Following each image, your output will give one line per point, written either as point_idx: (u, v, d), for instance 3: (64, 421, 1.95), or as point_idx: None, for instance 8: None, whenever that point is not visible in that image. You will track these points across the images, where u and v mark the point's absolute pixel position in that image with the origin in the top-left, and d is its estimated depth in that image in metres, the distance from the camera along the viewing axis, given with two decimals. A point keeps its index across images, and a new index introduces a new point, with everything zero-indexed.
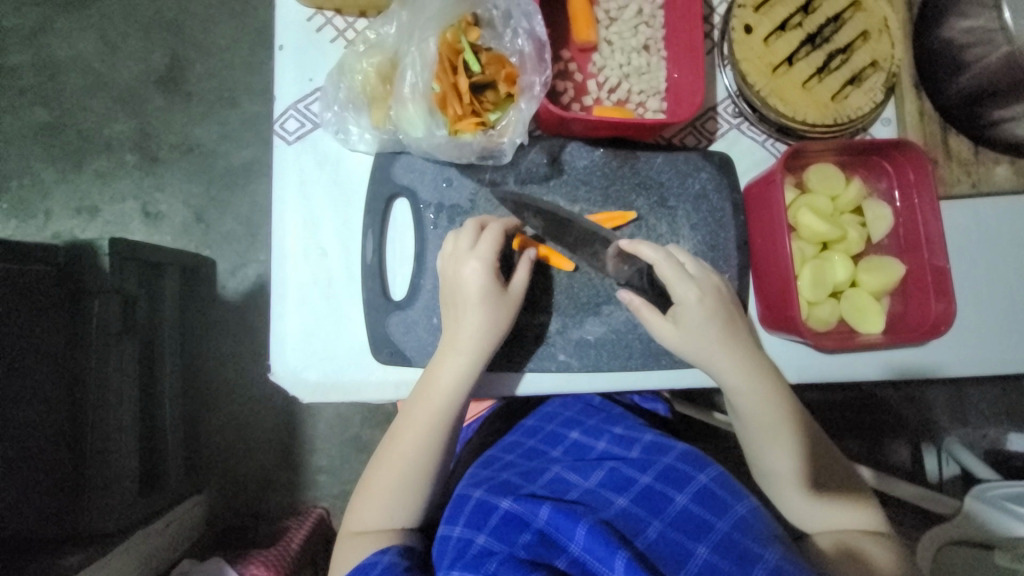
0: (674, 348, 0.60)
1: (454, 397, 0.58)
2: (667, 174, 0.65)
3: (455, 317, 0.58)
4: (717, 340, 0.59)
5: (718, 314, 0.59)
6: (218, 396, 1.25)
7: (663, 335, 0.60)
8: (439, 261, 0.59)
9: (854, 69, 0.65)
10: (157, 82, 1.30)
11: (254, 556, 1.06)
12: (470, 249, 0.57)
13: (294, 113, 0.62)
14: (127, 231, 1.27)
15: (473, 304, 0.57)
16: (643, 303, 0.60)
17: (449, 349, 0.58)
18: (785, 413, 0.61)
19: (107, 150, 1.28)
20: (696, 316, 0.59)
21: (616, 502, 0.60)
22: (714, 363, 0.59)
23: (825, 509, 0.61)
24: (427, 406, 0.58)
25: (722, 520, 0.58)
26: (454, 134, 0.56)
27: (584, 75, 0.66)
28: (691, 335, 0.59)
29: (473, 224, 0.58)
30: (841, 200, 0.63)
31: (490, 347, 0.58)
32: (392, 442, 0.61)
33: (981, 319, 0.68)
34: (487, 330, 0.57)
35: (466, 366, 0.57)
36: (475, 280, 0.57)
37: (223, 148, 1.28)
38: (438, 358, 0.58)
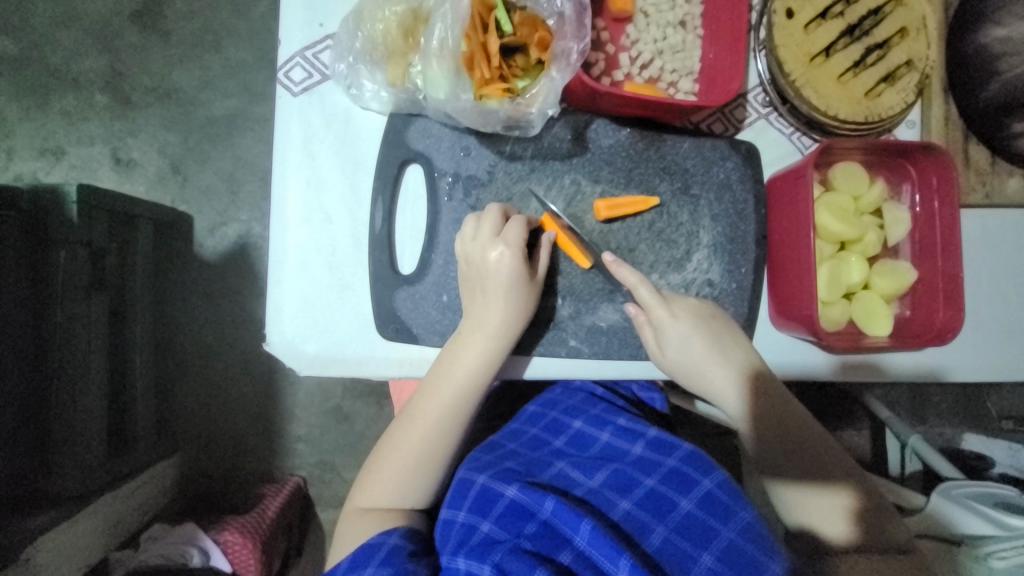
0: (664, 366, 0.61)
1: (474, 385, 0.56)
2: (692, 160, 0.63)
3: (480, 301, 0.56)
4: (701, 352, 0.59)
5: (702, 326, 0.59)
6: (193, 360, 1.19)
7: (651, 354, 0.61)
8: (459, 243, 0.56)
9: (890, 66, 0.63)
10: (132, 16, 1.18)
11: (230, 521, 1.06)
12: (494, 234, 0.55)
13: (301, 62, 0.56)
14: (95, 178, 1.18)
15: (500, 294, 0.55)
16: (642, 318, 0.59)
17: (472, 336, 0.56)
18: (763, 413, 0.60)
19: (74, 88, 1.17)
20: (674, 337, 0.58)
21: (619, 504, 0.59)
22: (696, 374, 0.60)
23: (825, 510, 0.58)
24: (448, 391, 0.57)
25: (727, 527, 0.58)
26: (480, 100, 0.52)
27: (616, 47, 0.62)
28: (675, 355, 0.60)
29: (496, 209, 0.56)
30: (863, 201, 0.63)
31: (513, 337, 0.56)
32: (405, 424, 0.59)
33: (981, 329, 0.69)
34: (511, 318, 0.56)
35: (487, 350, 0.56)
36: (501, 264, 0.54)
37: (205, 96, 1.19)
38: (456, 342, 0.56)
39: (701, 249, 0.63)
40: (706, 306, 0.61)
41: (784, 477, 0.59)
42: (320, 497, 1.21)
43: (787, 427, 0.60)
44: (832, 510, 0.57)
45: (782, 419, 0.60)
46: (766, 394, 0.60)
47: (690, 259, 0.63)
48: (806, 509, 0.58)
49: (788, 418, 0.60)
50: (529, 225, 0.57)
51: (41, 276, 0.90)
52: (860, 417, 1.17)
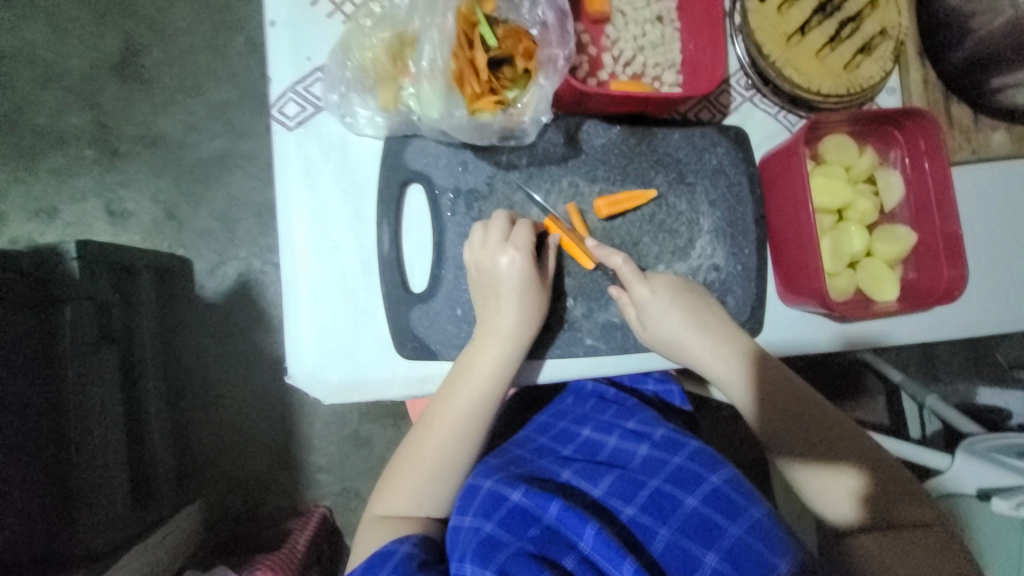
0: (649, 343, 0.61)
1: (491, 390, 0.57)
2: (684, 150, 0.64)
3: (492, 307, 0.57)
4: (683, 327, 0.59)
5: (681, 302, 0.59)
6: (206, 401, 1.19)
7: (637, 332, 0.61)
8: (467, 252, 0.57)
9: (865, 37, 0.64)
10: (112, 69, 1.19)
11: (260, 559, 1.04)
12: (503, 240, 0.56)
13: (293, 96, 0.57)
14: (91, 233, 1.18)
15: (511, 299, 0.56)
16: (624, 298, 0.59)
17: (486, 342, 0.56)
18: (768, 394, 0.59)
19: (62, 146, 1.18)
20: (656, 315, 0.58)
21: (624, 511, 0.60)
22: (681, 349, 0.60)
23: (834, 486, 0.57)
24: (465, 400, 0.57)
25: (734, 524, 0.58)
26: (473, 114, 0.53)
27: (598, 49, 0.63)
28: (658, 331, 0.60)
29: (502, 216, 0.57)
30: (855, 170, 0.64)
31: (527, 342, 0.57)
32: (422, 430, 0.60)
33: (983, 285, 0.70)
34: (523, 323, 0.56)
35: (502, 357, 0.56)
36: (512, 270, 0.55)
37: (192, 139, 1.20)
38: (472, 349, 0.57)
39: (703, 236, 0.64)
40: (682, 281, 0.61)
41: (797, 460, 0.58)
42: (348, 524, 1.20)
43: (794, 408, 0.59)
44: (847, 491, 0.57)
45: (786, 399, 0.59)
46: (767, 372, 0.60)
47: (693, 247, 0.64)
48: (824, 492, 0.57)
49: (793, 398, 0.59)
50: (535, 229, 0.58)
51: (50, 338, 0.90)
52: (873, 383, 1.18)
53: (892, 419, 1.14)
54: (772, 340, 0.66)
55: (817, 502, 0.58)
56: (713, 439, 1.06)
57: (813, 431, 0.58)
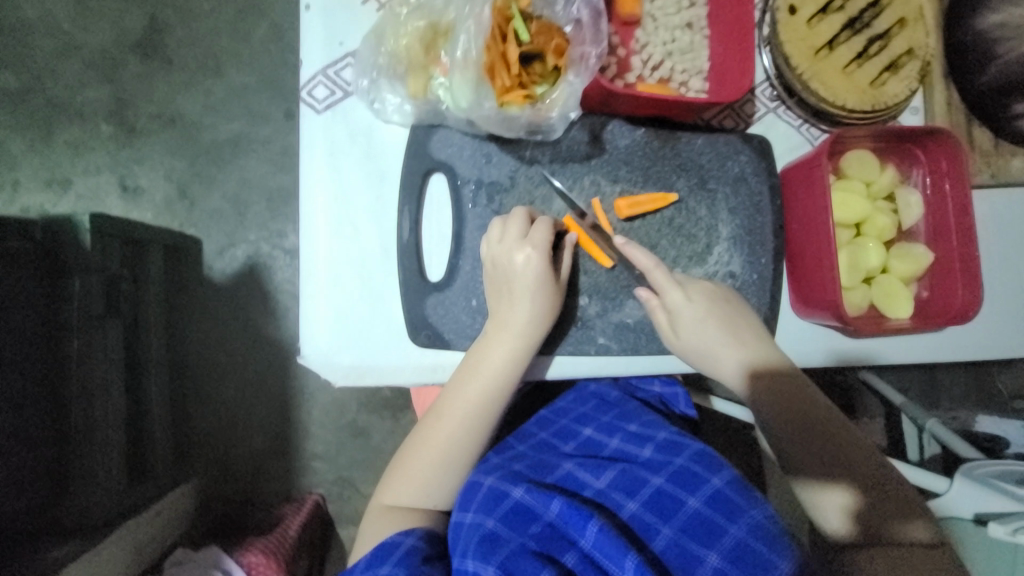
0: (677, 351, 0.62)
1: (502, 384, 0.57)
2: (707, 156, 0.64)
3: (507, 300, 0.57)
4: (716, 333, 0.60)
5: (715, 310, 0.60)
6: (207, 381, 1.19)
7: (665, 338, 0.61)
8: (484, 247, 0.57)
9: (892, 55, 0.65)
10: (135, 46, 1.20)
11: (253, 543, 1.05)
12: (521, 237, 0.56)
13: (323, 80, 0.58)
14: (103, 207, 1.19)
15: (528, 294, 0.56)
16: (654, 302, 0.60)
17: (500, 336, 0.56)
18: (780, 403, 0.60)
19: (79, 119, 1.19)
20: (690, 321, 0.59)
21: (627, 505, 0.60)
22: (712, 356, 0.61)
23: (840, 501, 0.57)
24: (475, 392, 0.57)
25: (736, 525, 0.57)
26: (502, 107, 0.53)
27: (627, 51, 0.63)
28: (687, 339, 0.60)
29: (521, 212, 0.57)
30: (875, 187, 0.64)
31: (541, 337, 0.57)
32: (432, 421, 0.60)
33: (996, 307, 0.70)
34: (537, 318, 0.56)
35: (515, 351, 0.56)
36: (528, 267, 0.55)
37: (209, 120, 1.20)
38: (486, 341, 0.57)
39: (721, 243, 0.64)
40: (716, 287, 0.61)
41: (806, 473, 0.58)
42: (341, 513, 1.20)
43: (803, 417, 0.60)
44: (847, 504, 0.57)
45: (797, 408, 0.60)
46: (781, 382, 0.61)
47: (711, 253, 0.64)
48: (824, 504, 0.58)
49: (803, 407, 0.60)
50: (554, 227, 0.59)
51: (57, 307, 0.91)
52: (872, 404, 1.18)
53: (890, 441, 1.14)
54: (784, 351, 0.67)
55: (816, 513, 0.59)
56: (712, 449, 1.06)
57: (819, 442, 0.59)
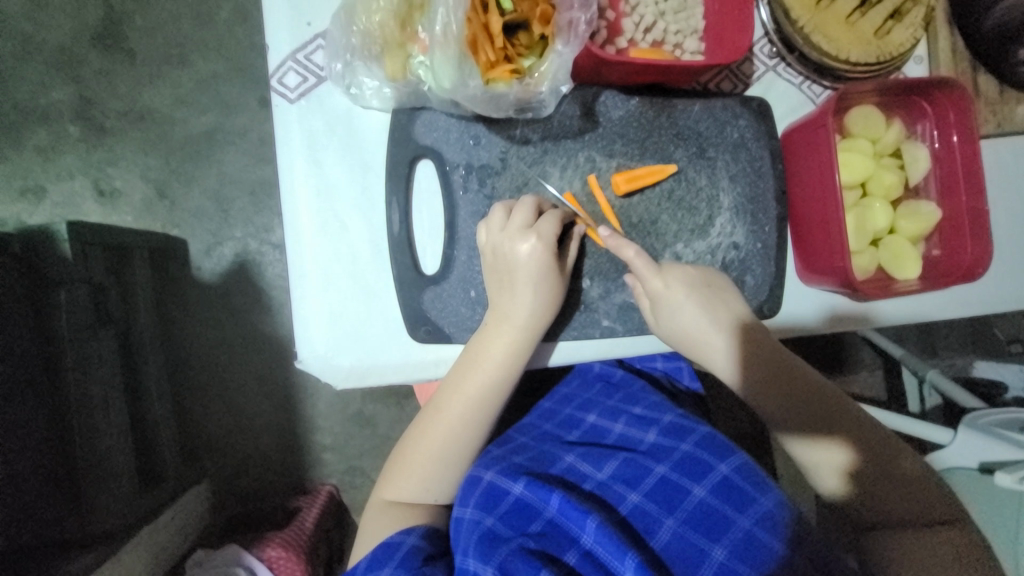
0: (660, 335, 0.60)
1: (502, 377, 0.55)
2: (704, 123, 0.62)
3: (507, 290, 0.55)
4: (697, 318, 0.58)
5: (695, 295, 0.58)
6: (209, 383, 1.18)
7: (650, 324, 0.60)
8: (483, 234, 0.55)
9: (897, 1, 0.61)
10: (92, 37, 1.13)
11: (271, 537, 1.05)
12: (525, 227, 0.53)
13: (293, 66, 0.54)
14: (80, 213, 1.14)
15: (526, 283, 0.54)
16: (639, 289, 0.58)
17: (500, 327, 0.55)
18: (767, 368, 0.58)
19: (43, 121, 1.13)
20: (670, 309, 0.57)
21: (629, 497, 0.60)
22: (697, 341, 0.60)
23: (829, 461, 0.56)
24: (476, 386, 0.56)
25: (743, 515, 0.57)
26: (488, 84, 0.50)
27: (617, 13, 0.59)
28: (667, 324, 0.59)
29: (531, 201, 0.55)
30: (881, 144, 0.62)
31: (543, 327, 0.55)
32: (431, 414, 0.59)
33: (1002, 261, 0.68)
34: (539, 308, 0.55)
35: (516, 345, 0.55)
36: (532, 258, 0.53)
37: (181, 114, 1.15)
38: (484, 333, 0.55)
39: (723, 213, 0.62)
40: (699, 273, 0.59)
41: (793, 435, 0.58)
42: (354, 502, 1.21)
43: (792, 379, 0.58)
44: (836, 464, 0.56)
45: (784, 371, 0.58)
46: (767, 346, 0.59)
47: (713, 224, 0.62)
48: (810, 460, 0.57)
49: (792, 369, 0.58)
50: (564, 222, 0.56)
51: (46, 323, 0.87)
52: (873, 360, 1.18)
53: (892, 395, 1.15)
54: (788, 320, 0.65)
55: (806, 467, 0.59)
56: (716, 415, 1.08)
57: (808, 402, 0.57)
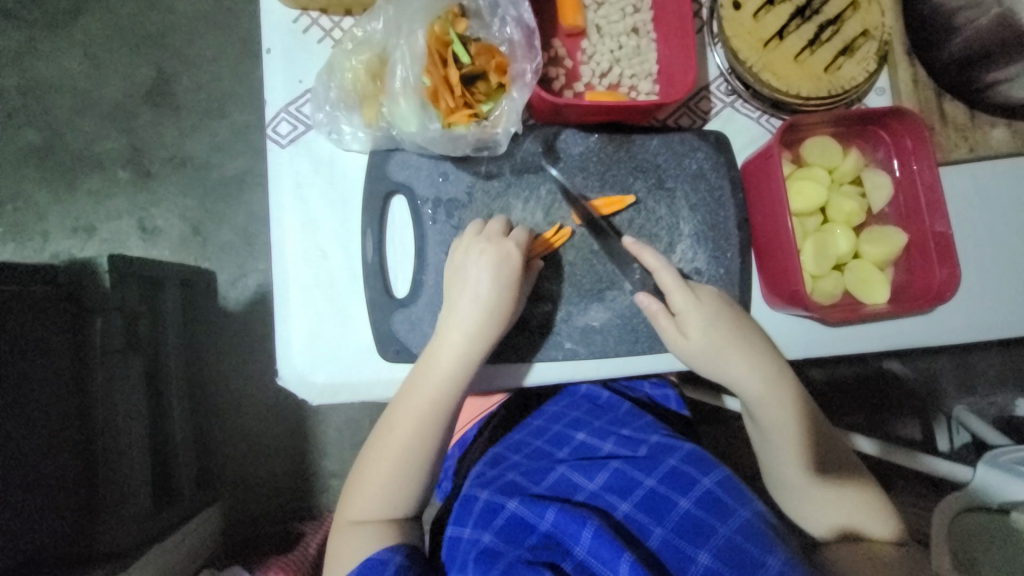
0: (684, 355, 0.61)
1: (454, 384, 0.58)
2: (663, 156, 0.65)
3: (458, 300, 0.59)
4: (726, 338, 0.60)
5: (723, 314, 0.61)
6: (226, 406, 1.25)
7: (671, 343, 0.61)
8: (469, 234, 0.60)
9: (845, 39, 0.64)
10: (145, 96, 1.29)
11: (273, 560, 1.08)
12: (503, 234, 0.59)
13: (286, 116, 0.62)
14: (124, 248, 1.27)
15: (475, 297, 0.58)
16: (659, 308, 0.61)
17: (450, 334, 0.58)
18: (797, 419, 0.63)
19: (99, 168, 1.28)
20: (696, 324, 0.60)
21: (619, 506, 0.63)
22: (725, 362, 0.61)
23: (836, 498, 0.62)
24: (427, 397, 0.58)
25: (725, 524, 0.60)
26: (449, 127, 0.56)
27: (575, 61, 0.65)
28: (698, 343, 0.60)
29: (477, 224, 0.60)
30: (839, 172, 0.63)
31: (492, 333, 0.58)
32: (386, 429, 0.60)
33: (987, 286, 0.67)
34: (497, 294, 0.58)
35: (471, 334, 0.58)
36: (510, 258, 0.58)
37: (216, 159, 1.28)
38: (435, 342, 0.58)
39: (683, 240, 0.65)
40: (725, 296, 0.63)
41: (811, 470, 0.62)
42: None
43: (813, 432, 0.64)
44: (866, 505, 0.61)
45: (808, 423, 0.63)
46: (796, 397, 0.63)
47: (674, 250, 0.65)
48: (830, 509, 0.62)
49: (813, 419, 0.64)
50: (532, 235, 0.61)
51: (83, 344, 0.97)
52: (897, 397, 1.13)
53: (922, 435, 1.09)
54: None
55: (807, 520, 0.63)
56: (716, 448, 1.05)
57: (827, 451, 0.64)
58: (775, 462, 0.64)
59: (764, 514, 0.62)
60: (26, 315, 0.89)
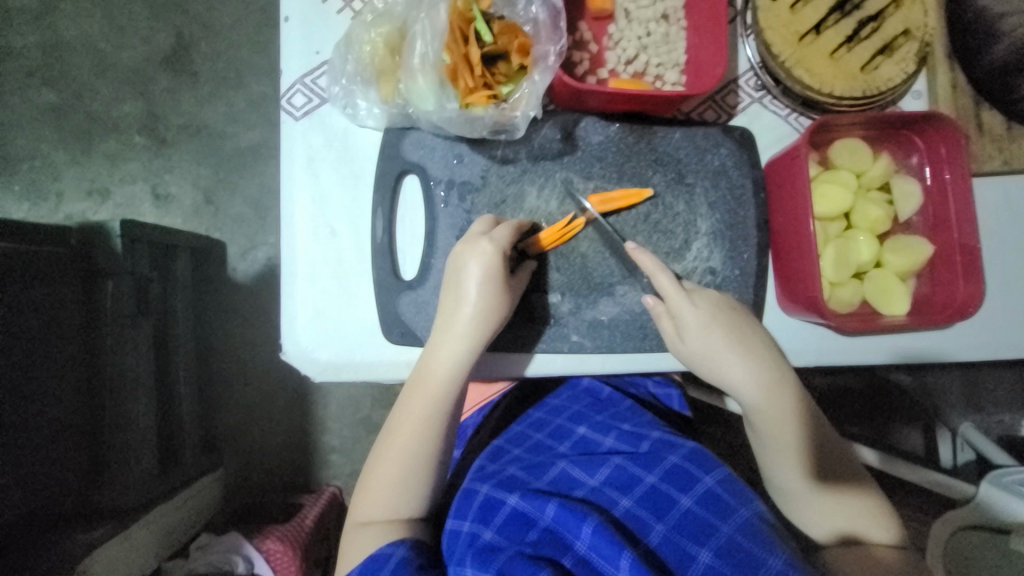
0: (683, 356, 0.61)
1: (448, 387, 0.59)
2: (685, 150, 0.63)
3: (452, 300, 0.58)
4: (722, 344, 0.59)
5: (721, 318, 0.59)
6: (231, 376, 1.26)
7: (669, 343, 0.61)
8: (457, 247, 0.58)
9: (885, 38, 0.61)
10: (163, 61, 1.28)
11: (271, 530, 1.09)
12: (480, 233, 0.57)
13: (301, 88, 0.61)
14: (137, 213, 1.27)
15: (468, 301, 0.57)
16: (660, 308, 0.60)
17: (449, 342, 0.58)
18: (796, 424, 0.61)
19: (115, 131, 1.28)
20: (694, 326, 0.58)
21: (621, 502, 0.63)
22: (721, 368, 0.60)
23: (836, 505, 0.61)
24: (422, 400, 0.59)
25: (726, 523, 0.60)
26: (466, 108, 0.55)
27: (600, 46, 0.63)
28: (695, 346, 0.59)
29: (486, 218, 0.59)
30: (867, 177, 0.61)
31: (488, 333, 0.58)
32: (389, 433, 0.62)
33: (1011, 305, 0.65)
34: (495, 297, 0.57)
35: (469, 340, 0.57)
36: (488, 260, 0.56)
37: (231, 129, 1.27)
38: (434, 346, 0.58)
39: (699, 238, 0.63)
40: (725, 299, 0.60)
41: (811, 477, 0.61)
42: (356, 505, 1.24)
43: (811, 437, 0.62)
44: (867, 512, 0.60)
45: (806, 427, 0.62)
46: (796, 404, 0.62)
47: (689, 248, 0.63)
48: (829, 513, 0.61)
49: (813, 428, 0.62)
50: (519, 230, 0.59)
51: (93, 306, 0.97)
52: (902, 406, 1.10)
53: (927, 449, 1.07)
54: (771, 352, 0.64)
55: (806, 523, 0.62)
56: (715, 449, 1.04)
57: (825, 455, 0.62)
58: (772, 466, 0.63)
59: (765, 515, 0.61)
60: (38, 272, 0.89)
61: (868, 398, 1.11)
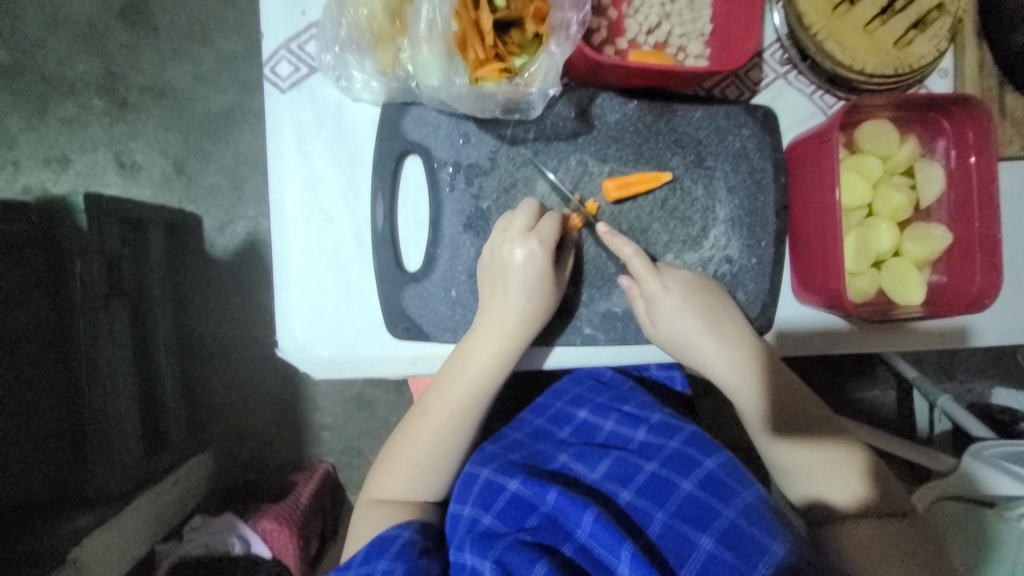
0: (660, 342, 0.59)
1: (488, 381, 0.56)
2: (705, 130, 0.59)
3: (497, 298, 0.55)
4: (695, 327, 0.57)
5: (694, 301, 0.57)
6: (212, 358, 1.18)
7: (645, 330, 0.59)
8: (493, 234, 0.55)
9: (920, 11, 0.57)
10: (119, 14, 1.15)
11: (266, 509, 1.08)
12: (526, 231, 0.53)
13: (286, 55, 0.55)
14: (101, 184, 1.16)
15: (513, 305, 0.54)
16: (635, 291, 0.57)
17: (481, 341, 0.55)
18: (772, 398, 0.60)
19: (71, 94, 1.15)
20: (667, 311, 0.56)
21: (622, 495, 0.61)
22: (694, 352, 0.59)
23: (823, 477, 0.59)
24: (460, 391, 0.57)
25: (728, 506, 0.58)
26: (476, 83, 0.50)
27: (619, 13, 0.58)
28: (667, 331, 0.58)
29: (531, 205, 0.55)
30: (892, 161, 0.58)
31: (529, 338, 0.56)
32: (417, 420, 0.60)
33: (1017, 292, 0.65)
34: (536, 300, 0.55)
35: (507, 346, 0.55)
36: (531, 260, 0.53)
37: (201, 92, 1.15)
38: (469, 342, 0.56)
39: (717, 225, 0.60)
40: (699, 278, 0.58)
41: (801, 454, 0.60)
42: (350, 481, 1.21)
43: (802, 415, 0.60)
44: (849, 480, 0.59)
45: (793, 406, 0.60)
46: (773, 376, 0.60)
47: (706, 236, 0.60)
48: (820, 482, 0.59)
49: (797, 402, 0.60)
50: (563, 224, 0.56)
51: (63, 287, 0.88)
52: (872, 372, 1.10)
53: (901, 415, 1.09)
54: (789, 336, 0.64)
55: (792, 489, 0.61)
56: (711, 423, 1.05)
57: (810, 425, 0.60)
58: (766, 449, 0.62)
59: (768, 497, 0.60)
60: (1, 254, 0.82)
61: (844, 367, 1.10)
